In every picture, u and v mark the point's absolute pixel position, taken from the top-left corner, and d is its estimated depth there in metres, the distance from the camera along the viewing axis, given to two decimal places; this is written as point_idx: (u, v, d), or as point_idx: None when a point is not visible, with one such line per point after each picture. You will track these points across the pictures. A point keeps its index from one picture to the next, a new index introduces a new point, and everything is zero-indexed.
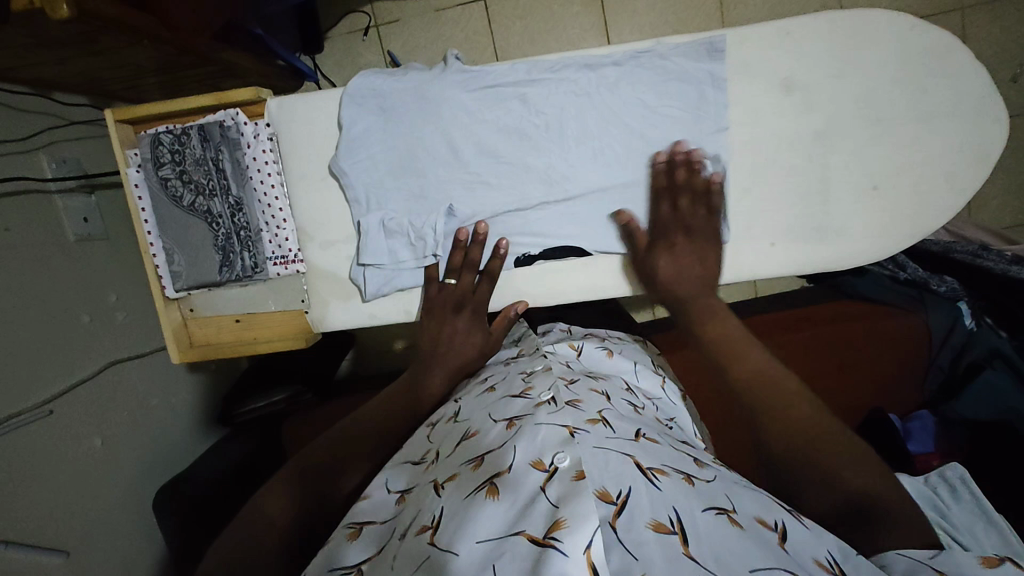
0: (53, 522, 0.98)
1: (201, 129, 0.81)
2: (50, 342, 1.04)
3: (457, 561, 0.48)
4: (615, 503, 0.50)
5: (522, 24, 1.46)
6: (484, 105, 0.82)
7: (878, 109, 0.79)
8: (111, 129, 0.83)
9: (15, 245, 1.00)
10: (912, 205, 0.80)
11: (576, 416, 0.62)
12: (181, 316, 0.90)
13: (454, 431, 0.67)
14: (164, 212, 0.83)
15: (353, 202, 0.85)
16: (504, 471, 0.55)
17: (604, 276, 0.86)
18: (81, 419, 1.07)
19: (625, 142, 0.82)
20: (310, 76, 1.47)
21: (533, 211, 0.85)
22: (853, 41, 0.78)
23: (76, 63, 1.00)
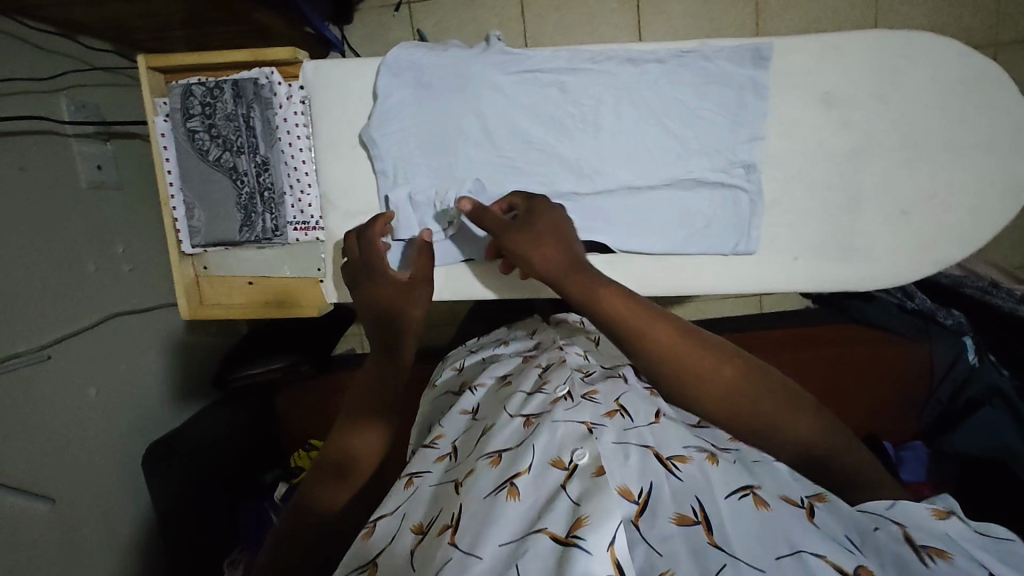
0: (40, 469, 0.97)
1: (235, 84, 0.80)
2: (53, 288, 1.03)
3: (480, 564, 0.47)
4: (637, 501, 0.51)
5: (556, 16, 1.45)
6: (521, 90, 0.81)
7: (916, 134, 0.79)
8: (143, 76, 0.81)
9: (27, 185, 0.99)
10: (939, 235, 0.81)
11: (594, 409, 0.60)
12: (194, 273, 0.89)
13: (474, 428, 0.68)
14: (189, 166, 0.82)
15: (379, 173, 0.84)
16: (522, 471, 0.54)
17: (622, 273, 0.85)
18: (76, 367, 1.06)
19: (661, 141, 0.81)
20: (337, 46, 1.46)
21: (562, 199, 0.83)
22: (900, 62, 0.77)
23: (106, 7, 0.99)
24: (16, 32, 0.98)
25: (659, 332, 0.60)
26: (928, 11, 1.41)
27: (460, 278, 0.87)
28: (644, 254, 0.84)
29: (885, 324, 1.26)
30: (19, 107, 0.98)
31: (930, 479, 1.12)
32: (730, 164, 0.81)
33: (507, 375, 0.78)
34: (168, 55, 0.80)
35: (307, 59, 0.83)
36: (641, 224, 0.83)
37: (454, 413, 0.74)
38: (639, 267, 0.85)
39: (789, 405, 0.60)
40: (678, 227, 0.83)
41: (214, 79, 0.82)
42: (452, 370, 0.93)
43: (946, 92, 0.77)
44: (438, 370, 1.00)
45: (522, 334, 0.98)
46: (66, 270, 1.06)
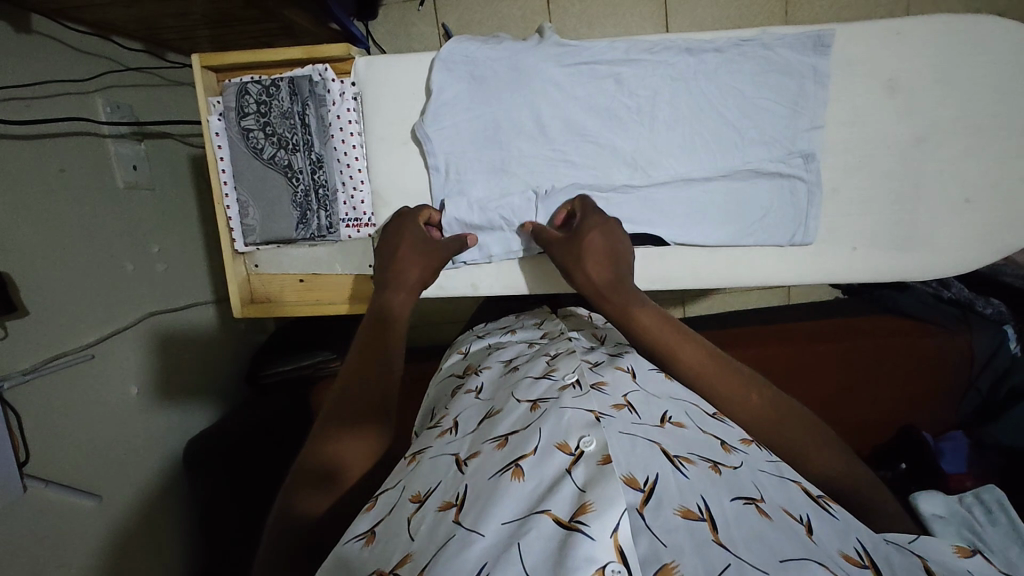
0: (85, 467, 0.98)
1: (291, 82, 0.80)
2: (94, 288, 1.04)
3: (482, 541, 0.46)
4: (642, 490, 0.48)
5: (582, 6, 1.44)
6: (575, 82, 0.80)
7: (978, 120, 0.78)
8: (196, 74, 0.81)
9: (68, 186, 0.99)
10: (999, 221, 0.80)
11: (601, 400, 0.59)
12: (245, 271, 0.89)
13: (479, 411, 0.67)
14: (244, 165, 0.82)
15: (432, 169, 0.84)
16: (527, 454, 0.53)
17: (676, 266, 0.85)
18: (117, 366, 1.07)
19: (715, 132, 0.80)
20: (363, 43, 1.45)
21: (617, 193, 0.83)
22: (962, 48, 0.76)
23: (142, 8, 0.99)
24: (53, 35, 0.98)
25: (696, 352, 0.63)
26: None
27: (512, 271, 0.88)
28: (699, 246, 0.84)
29: (915, 315, 1.25)
30: (56, 109, 0.98)
31: (972, 471, 1.07)
32: (786, 155, 0.80)
33: (513, 360, 0.80)
34: (224, 53, 0.81)
35: (359, 55, 0.83)
36: (697, 217, 0.82)
37: (461, 396, 0.75)
38: (693, 260, 0.84)
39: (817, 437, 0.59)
40: (731, 219, 0.82)
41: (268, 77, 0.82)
42: (460, 355, 0.95)
43: (1007, 78, 0.76)
44: (449, 356, 1.00)
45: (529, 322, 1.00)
46: (106, 270, 1.07)
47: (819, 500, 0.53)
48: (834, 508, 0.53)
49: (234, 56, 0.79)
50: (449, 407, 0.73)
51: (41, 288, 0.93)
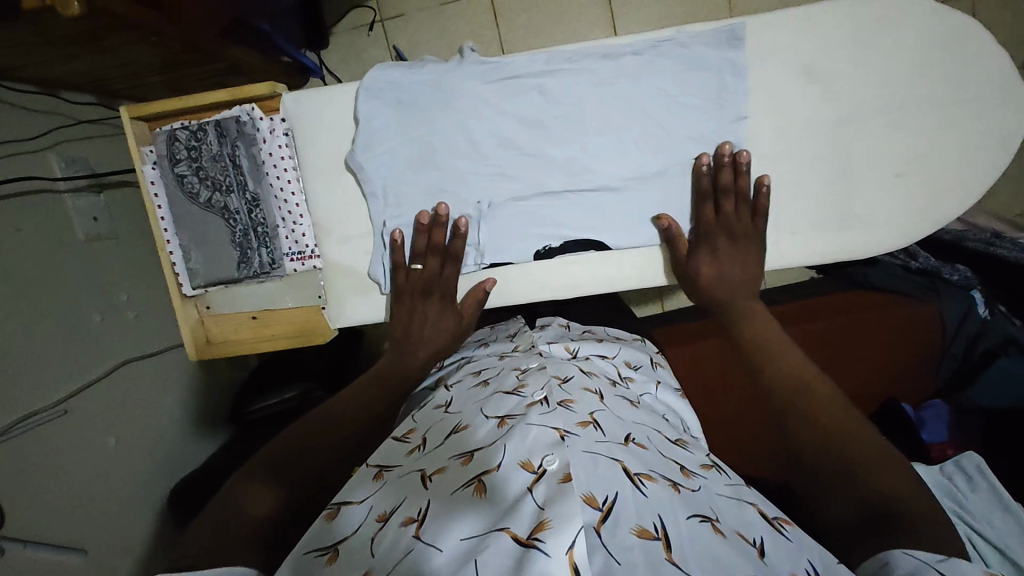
0: (66, 522, 0.97)
1: (217, 125, 0.81)
2: (64, 342, 1.04)
3: (439, 556, 0.48)
4: (601, 509, 0.50)
5: (528, 17, 1.46)
6: (502, 96, 0.81)
7: (902, 94, 0.78)
8: (127, 126, 0.83)
9: (27, 244, 1.00)
10: (932, 192, 0.80)
11: (567, 418, 0.62)
12: (198, 313, 0.90)
13: (445, 424, 0.68)
14: (181, 210, 0.83)
15: (370, 195, 0.84)
16: (492, 469, 0.56)
17: (620, 267, 0.85)
18: (93, 418, 1.07)
19: (646, 133, 0.81)
20: (316, 73, 1.46)
21: (558, 199, 0.84)
22: (881, 27, 0.77)
23: (82, 62, 1.00)
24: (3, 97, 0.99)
25: (783, 368, 0.71)
26: None
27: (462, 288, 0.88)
28: (645, 245, 0.84)
29: (886, 287, 1.25)
30: (10, 170, 0.99)
31: (953, 438, 1.10)
32: (723, 147, 0.81)
33: (482, 372, 0.80)
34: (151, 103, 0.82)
35: (286, 91, 0.84)
36: (637, 218, 0.83)
37: (429, 410, 0.75)
38: (637, 260, 0.85)
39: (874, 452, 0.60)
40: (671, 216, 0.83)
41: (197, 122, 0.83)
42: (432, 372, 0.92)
43: (930, 52, 0.77)
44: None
45: (503, 334, 0.99)
46: (73, 324, 1.07)
47: (774, 522, 0.58)
48: (787, 529, 0.58)
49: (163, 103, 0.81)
50: (416, 420, 0.74)
51: (9, 347, 0.93)
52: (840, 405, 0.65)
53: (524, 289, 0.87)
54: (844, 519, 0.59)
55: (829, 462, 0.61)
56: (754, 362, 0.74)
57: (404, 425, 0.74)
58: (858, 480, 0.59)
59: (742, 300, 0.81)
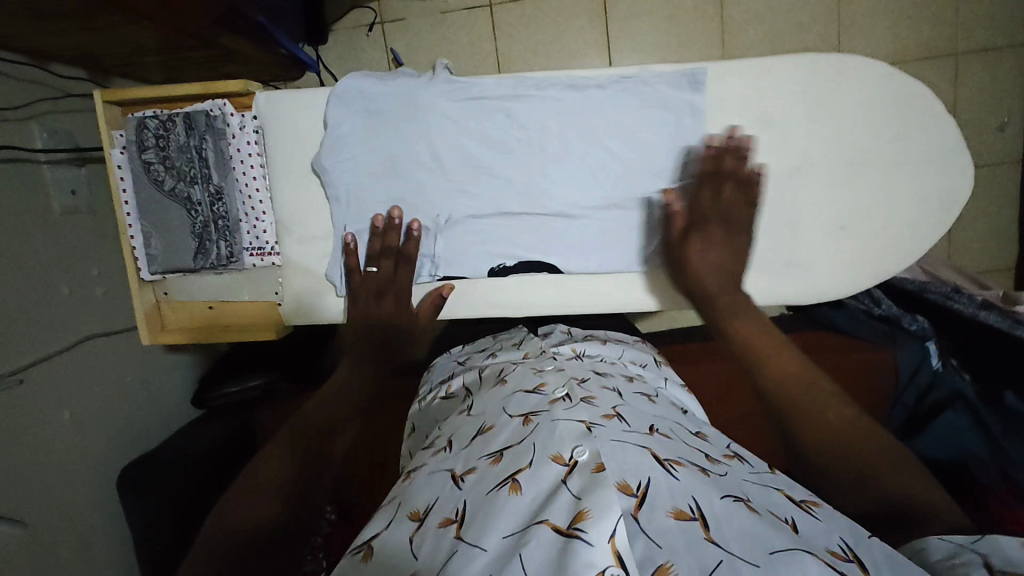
0: (12, 492, 0.97)
1: (187, 117, 0.82)
2: (28, 312, 1.04)
3: (484, 553, 0.51)
4: (635, 495, 0.53)
5: (526, 33, 1.49)
6: (467, 115, 0.83)
7: (855, 151, 0.81)
8: (99, 109, 0.84)
9: (0, 211, 1.00)
10: (875, 248, 0.83)
11: (591, 411, 0.66)
12: (154, 299, 0.91)
13: (471, 424, 0.71)
14: (144, 196, 0.84)
15: (333, 200, 0.86)
16: (525, 467, 0.58)
17: (571, 291, 0.88)
18: (50, 390, 1.07)
19: (610, 165, 0.84)
20: (312, 67, 1.48)
21: (512, 220, 0.86)
22: (837, 84, 0.80)
23: (73, 38, 1.01)
24: None
25: (786, 361, 0.68)
26: (890, 24, 1.44)
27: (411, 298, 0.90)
28: (595, 272, 0.86)
29: (849, 332, 1.28)
30: None
31: None
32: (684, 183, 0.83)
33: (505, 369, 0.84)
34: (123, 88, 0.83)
35: (261, 90, 0.85)
36: (591, 246, 0.86)
37: (454, 417, 0.77)
38: (588, 286, 0.87)
39: (885, 452, 0.62)
40: (623, 247, 0.85)
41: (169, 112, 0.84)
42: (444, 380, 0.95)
43: (883, 112, 0.80)
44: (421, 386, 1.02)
45: (510, 340, 1.02)
46: (38, 294, 1.07)
47: (803, 503, 0.57)
48: (816, 511, 0.57)
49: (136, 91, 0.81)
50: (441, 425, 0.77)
51: None
52: (843, 409, 0.64)
53: (477, 303, 0.89)
54: (853, 514, 0.61)
55: (840, 466, 0.61)
56: (750, 354, 0.70)
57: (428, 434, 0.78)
58: (873, 483, 0.60)
59: (727, 297, 0.76)
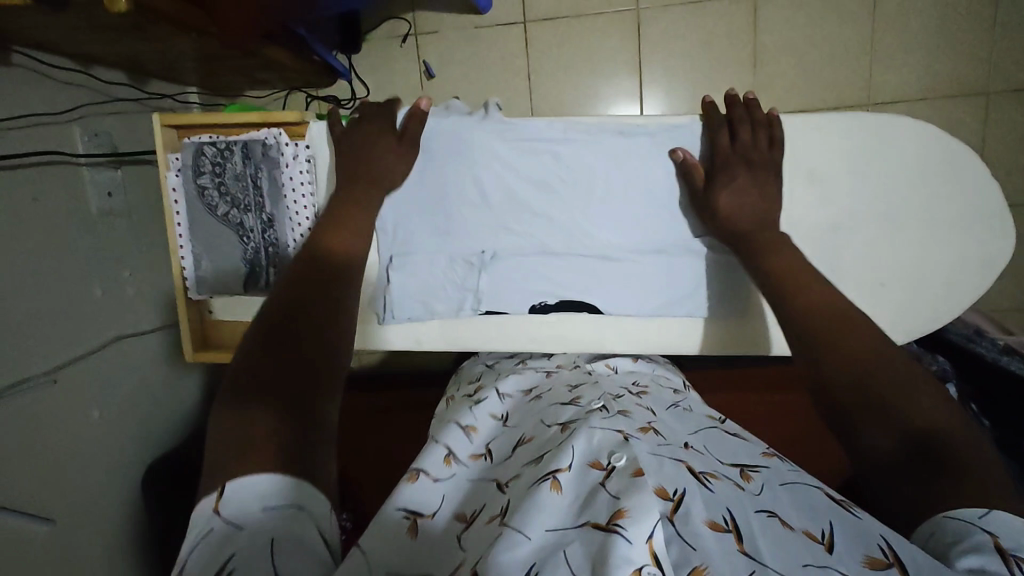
0: (40, 490, 0.99)
1: (244, 147, 0.86)
2: (62, 313, 1.05)
3: (529, 541, 0.51)
4: (671, 500, 0.54)
5: (559, 51, 1.49)
6: (516, 155, 0.84)
7: (904, 207, 0.83)
8: (156, 132, 0.86)
9: (41, 214, 1.02)
10: (913, 305, 0.86)
11: (628, 425, 0.68)
12: (200, 317, 0.96)
13: (511, 437, 0.75)
14: (199, 219, 0.89)
15: (379, 230, 0.88)
16: (563, 469, 0.60)
17: (609, 331, 0.91)
18: (80, 390, 1.09)
19: (653, 210, 0.86)
20: (344, 75, 1.49)
21: (556, 259, 0.88)
22: (880, 144, 0.83)
23: (119, 45, 1.03)
24: (38, 69, 1.01)
25: (812, 294, 0.67)
26: (923, 59, 1.44)
27: (453, 328, 0.92)
28: (632, 314, 0.89)
29: None
30: (37, 140, 1.01)
31: None
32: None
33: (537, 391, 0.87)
34: (183, 113, 0.86)
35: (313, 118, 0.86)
36: (631, 288, 0.88)
37: (487, 416, 0.83)
38: (625, 326, 0.90)
39: (921, 390, 0.56)
40: (663, 293, 0.88)
41: (225, 138, 0.87)
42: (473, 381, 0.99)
43: (922, 174, 0.83)
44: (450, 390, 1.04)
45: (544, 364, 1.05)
46: (73, 296, 1.08)
47: (842, 503, 0.58)
48: (855, 510, 0.57)
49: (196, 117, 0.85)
50: (478, 417, 0.82)
51: (11, 313, 0.95)
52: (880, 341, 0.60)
53: (515, 338, 0.91)
54: (874, 449, 0.54)
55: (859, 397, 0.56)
56: (786, 289, 0.69)
57: (463, 415, 0.82)
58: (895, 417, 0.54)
59: (758, 232, 0.76)
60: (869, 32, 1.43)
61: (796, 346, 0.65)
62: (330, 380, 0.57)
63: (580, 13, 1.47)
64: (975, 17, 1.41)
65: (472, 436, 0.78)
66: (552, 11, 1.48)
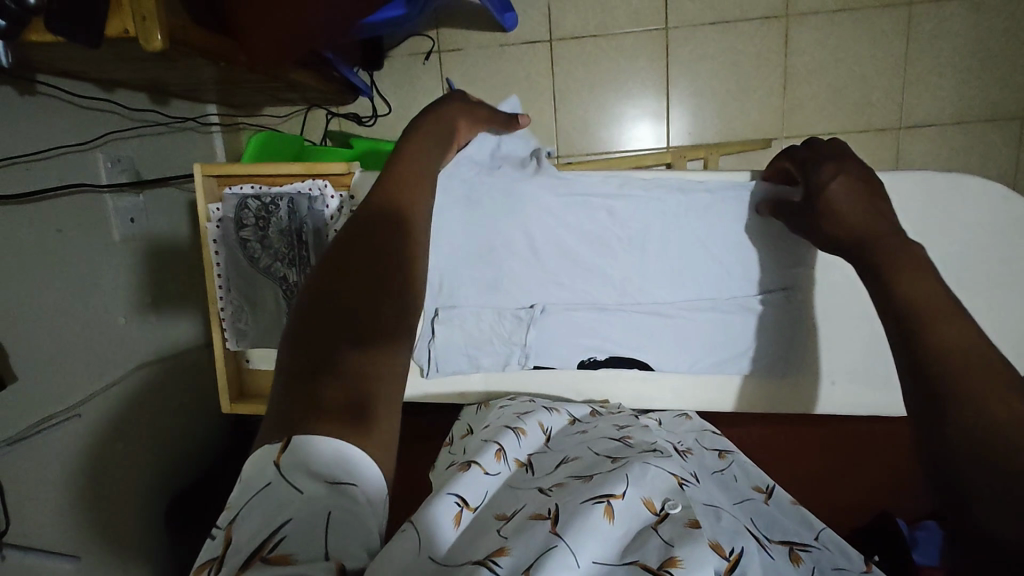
0: (65, 527, 0.97)
1: (289, 201, 0.85)
2: (86, 345, 1.03)
3: (578, 566, 0.48)
4: (728, 558, 0.53)
5: (585, 70, 1.47)
6: (569, 210, 0.83)
7: (967, 263, 0.83)
8: (197, 181, 0.87)
9: (65, 245, 1.00)
10: None
11: (681, 468, 0.66)
12: (237, 363, 0.97)
13: (553, 457, 0.72)
14: (241, 272, 0.89)
15: (426, 284, 0.87)
16: (617, 495, 0.56)
17: (651, 385, 0.93)
18: (105, 422, 1.07)
19: (703, 265, 0.85)
20: (365, 93, 1.46)
21: (605, 314, 0.88)
22: (942, 202, 0.82)
23: (146, 72, 1.00)
24: (62, 96, 0.99)
25: (948, 330, 0.46)
26: (956, 82, 1.41)
27: (501, 380, 0.95)
28: (677, 368, 0.90)
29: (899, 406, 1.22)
30: (61, 171, 0.98)
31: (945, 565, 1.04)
32: (770, 288, 0.84)
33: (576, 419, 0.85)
34: (225, 165, 0.85)
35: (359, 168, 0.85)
36: (679, 345, 0.88)
37: (531, 421, 0.79)
38: (667, 380, 0.92)
39: None
40: (709, 350, 0.88)
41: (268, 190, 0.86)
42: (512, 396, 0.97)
43: (980, 231, 0.82)
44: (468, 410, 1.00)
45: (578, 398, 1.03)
46: (96, 327, 1.06)
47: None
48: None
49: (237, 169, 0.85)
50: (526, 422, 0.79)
51: (37, 349, 0.93)
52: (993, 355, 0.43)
53: (558, 386, 0.93)
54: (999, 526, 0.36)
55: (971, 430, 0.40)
56: (910, 320, 0.48)
57: (511, 419, 0.80)
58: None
59: (873, 239, 0.58)
60: (901, 54, 1.40)
61: (901, 369, 0.47)
62: (370, 346, 0.41)
63: (606, 32, 1.44)
64: (1011, 40, 1.38)
65: (520, 439, 0.75)
66: (579, 29, 1.45)
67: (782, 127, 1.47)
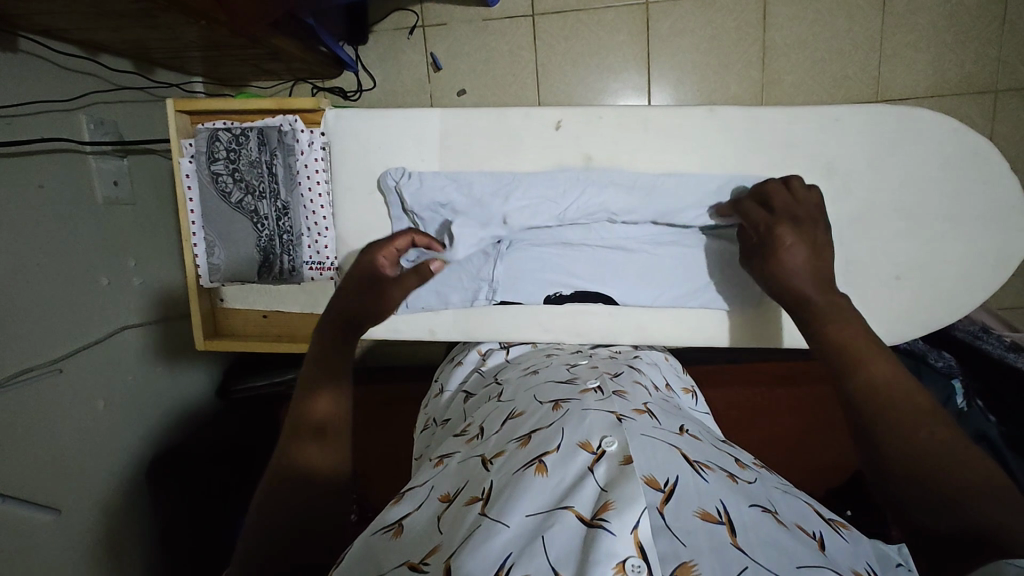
0: (45, 480, 0.98)
1: (260, 133, 0.95)
2: (66, 302, 1.04)
3: (508, 530, 0.51)
4: (662, 490, 0.54)
5: (567, 45, 1.49)
6: (546, 146, 0.92)
7: (928, 199, 0.89)
8: (172, 118, 0.96)
9: (46, 201, 1.01)
10: (931, 298, 0.93)
11: (623, 404, 0.69)
12: (211, 304, 1.09)
13: (502, 411, 0.76)
14: (213, 206, 0.98)
15: (396, 218, 0.96)
16: (551, 450, 0.60)
17: (616, 321, 0.98)
18: (87, 381, 1.08)
19: (668, 203, 0.91)
20: (350, 67, 1.48)
21: (571, 250, 0.96)
22: (899, 138, 0.88)
23: (129, 33, 1.02)
24: (45, 56, 1.01)
25: (874, 364, 0.61)
26: (931, 57, 1.44)
27: (469, 320, 1.01)
28: (643, 302, 0.96)
29: None
30: (43, 128, 1.00)
31: None
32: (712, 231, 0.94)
33: (531, 366, 0.90)
34: (197, 99, 0.95)
35: (328, 105, 0.94)
36: (644, 279, 0.96)
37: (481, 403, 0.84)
38: (626, 315, 0.98)
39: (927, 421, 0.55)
40: (676, 284, 0.95)
41: (238, 124, 0.97)
42: (478, 353, 1.02)
43: (937, 170, 0.88)
44: (446, 368, 1.06)
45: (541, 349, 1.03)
46: (79, 286, 1.08)
47: (831, 523, 0.59)
48: (843, 532, 0.58)
49: (209, 104, 0.94)
50: (473, 416, 0.80)
51: (18, 302, 0.94)
52: (904, 381, 0.59)
53: (525, 321, 0.99)
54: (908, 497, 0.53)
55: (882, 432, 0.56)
56: (846, 360, 0.63)
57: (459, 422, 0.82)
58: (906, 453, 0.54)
59: (818, 295, 0.72)
60: (877, 28, 1.43)
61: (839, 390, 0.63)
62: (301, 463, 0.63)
63: (589, 6, 1.46)
64: (984, 14, 1.41)
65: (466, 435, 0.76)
66: (561, 4, 1.47)
67: (760, 99, 1.50)
